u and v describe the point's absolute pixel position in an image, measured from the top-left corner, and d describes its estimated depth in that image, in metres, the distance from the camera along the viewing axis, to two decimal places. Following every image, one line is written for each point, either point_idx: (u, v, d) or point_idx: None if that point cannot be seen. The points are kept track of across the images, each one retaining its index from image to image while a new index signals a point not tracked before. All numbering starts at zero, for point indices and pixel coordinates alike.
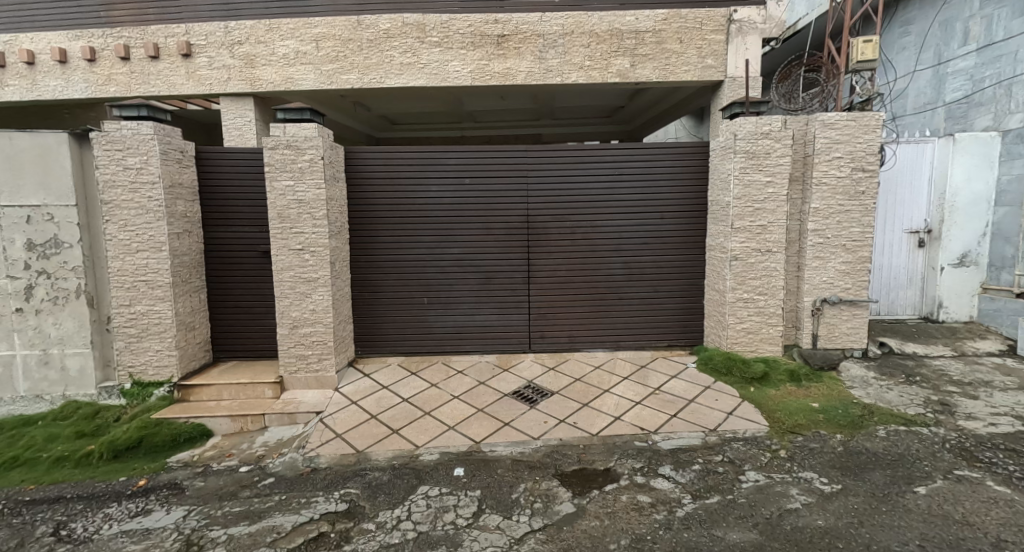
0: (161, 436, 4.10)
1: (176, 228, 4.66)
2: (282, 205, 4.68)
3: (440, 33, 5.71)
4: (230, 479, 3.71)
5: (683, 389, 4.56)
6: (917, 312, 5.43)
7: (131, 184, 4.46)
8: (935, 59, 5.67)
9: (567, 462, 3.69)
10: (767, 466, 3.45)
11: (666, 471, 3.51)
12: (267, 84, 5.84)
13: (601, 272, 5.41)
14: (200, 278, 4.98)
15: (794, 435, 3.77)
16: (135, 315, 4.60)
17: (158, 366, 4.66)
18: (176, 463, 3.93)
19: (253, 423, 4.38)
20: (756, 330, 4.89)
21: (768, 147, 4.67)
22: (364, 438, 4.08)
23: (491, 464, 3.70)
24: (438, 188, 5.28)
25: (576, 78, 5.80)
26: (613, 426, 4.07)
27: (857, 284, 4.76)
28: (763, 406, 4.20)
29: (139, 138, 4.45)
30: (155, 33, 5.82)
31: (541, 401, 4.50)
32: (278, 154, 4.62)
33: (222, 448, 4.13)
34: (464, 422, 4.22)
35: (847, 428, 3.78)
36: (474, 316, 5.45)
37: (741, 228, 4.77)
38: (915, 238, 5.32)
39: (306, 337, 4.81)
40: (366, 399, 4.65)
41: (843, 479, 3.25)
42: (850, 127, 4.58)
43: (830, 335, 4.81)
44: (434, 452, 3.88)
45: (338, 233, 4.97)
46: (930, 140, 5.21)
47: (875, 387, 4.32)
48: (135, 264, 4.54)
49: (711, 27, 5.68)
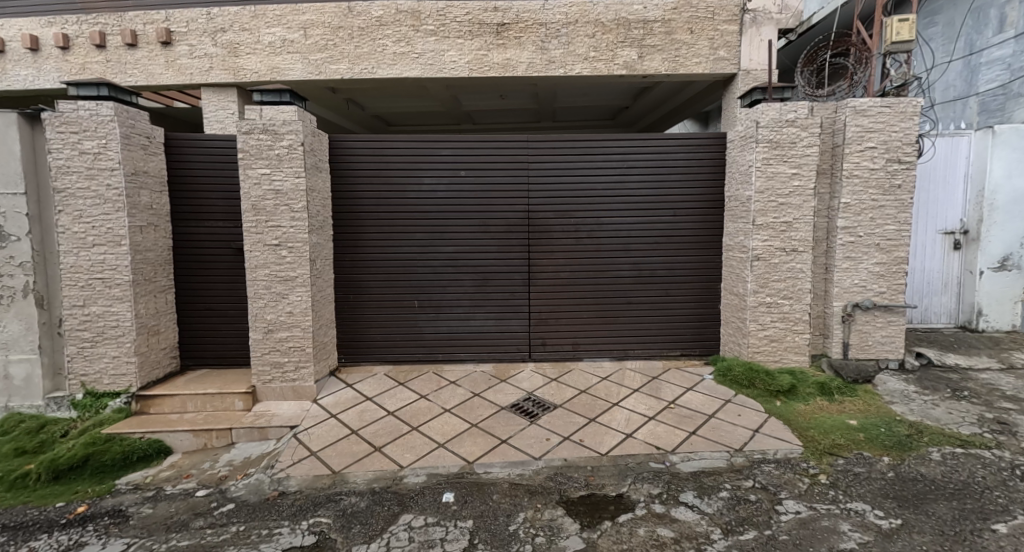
0: (111, 454, 3.61)
1: (139, 222, 4.20)
2: (258, 195, 4.23)
3: (435, 21, 5.31)
4: (183, 505, 3.22)
5: (700, 403, 4.09)
6: (953, 320, 5.00)
7: (87, 170, 4.02)
8: (966, 49, 5.23)
9: (573, 486, 3.21)
10: (807, 495, 2.96)
11: (689, 498, 3.02)
12: (251, 73, 5.39)
13: (609, 274, 4.95)
14: (168, 277, 4.52)
15: (833, 457, 3.29)
16: (90, 318, 4.12)
17: (114, 374, 4.16)
18: (125, 486, 3.44)
19: (218, 438, 3.89)
20: (780, 338, 4.43)
21: (794, 136, 4.26)
22: (342, 457, 3.59)
23: (486, 489, 3.21)
24: (431, 182, 4.84)
25: (580, 70, 5.38)
26: (625, 445, 3.58)
27: (892, 288, 4.30)
28: (794, 422, 3.71)
29: (98, 121, 4.01)
30: (133, 19, 5.41)
31: (543, 416, 4.01)
32: (254, 140, 4.19)
33: (180, 468, 3.63)
34: (456, 439, 3.74)
35: (894, 450, 3.30)
36: (468, 322, 4.98)
37: (763, 225, 4.34)
38: (950, 239, 4.90)
39: (282, 342, 4.34)
40: (347, 411, 4.16)
41: (902, 513, 2.77)
42: (885, 114, 4.16)
43: (863, 344, 4.34)
44: (421, 474, 3.39)
45: (321, 228, 4.53)
46: (966, 133, 4.83)
47: (919, 402, 3.85)
48: (90, 260, 4.07)
49: (724, 17, 5.28)
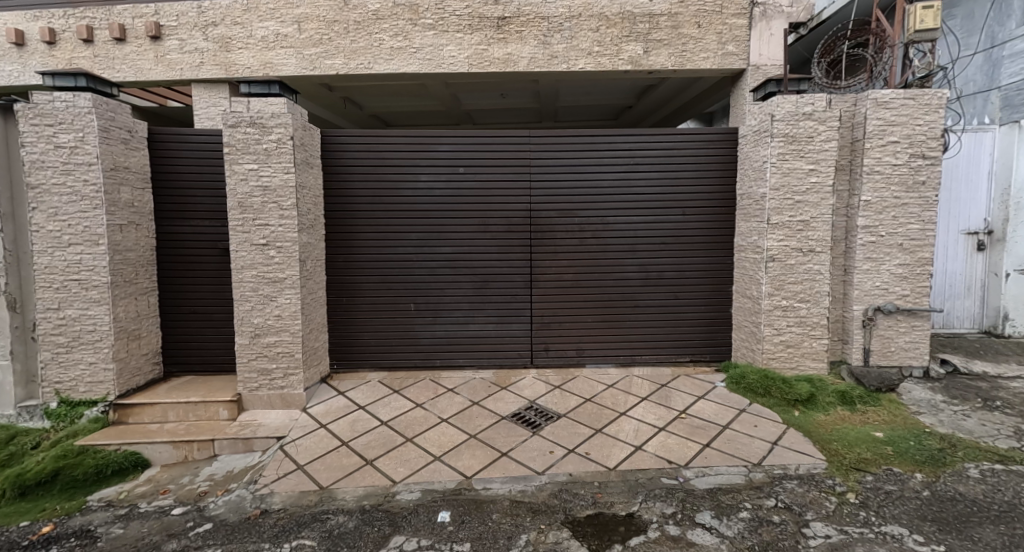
0: (83, 468, 3.36)
1: (119, 220, 3.98)
2: (244, 192, 4.01)
3: (435, 14, 5.10)
4: (157, 524, 2.98)
5: (713, 412, 3.84)
6: (977, 326, 4.78)
7: (63, 166, 3.79)
8: (986, 41, 4.73)
9: (580, 505, 2.96)
10: (836, 517, 2.72)
11: (707, 519, 2.78)
12: (244, 69, 5.17)
13: (614, 276, 4.72)
14: (151, 278, 4.28)
15: (861, 473, 3.04)
16: (65, 322, 3.89)
17: (91, 382, 3.93)
18: (97, 502, 3.20)
19: (200, 450, 3.64)
20: (796, 344, 4.19)
21: (811, 130, 4.03)
22: (331, 471, 3.34)
23: (485, 508, 2.96)
24: (429, 179, 4.62)
25: (583, 65, 5.16)
26: (634, 458, 3.34)
27: (916, 290, 4.06)
28: (814, 434, 3.47)
29: (75, 113, 3.79)
30: (121, 13, 5.18)
31: (545, 426, 3.77)
32: (240, 134, 3.97)
33: (158, 483, 3.39)
34: (453, 451, 3.49)
35: (927, 465, 3.06)
36: (468, 326, 4.74)
37: (779, 224, 4.11)
38: (973, 240, 4.71)
39: (270, 348, 4.10)
40: (338, 421, 3.92)
41: (944, 539, 2.54)
42: (908, 106, 3.94)
43: (885, 350, 4.09)
44: (415, 491, 3.14)
45: (312, 227, 4.30)
46: (990, 128, 4.69)
47: (948, 413, 3.61)
48: (66, 260, 3.84)
49: (733, 11, 5.05)
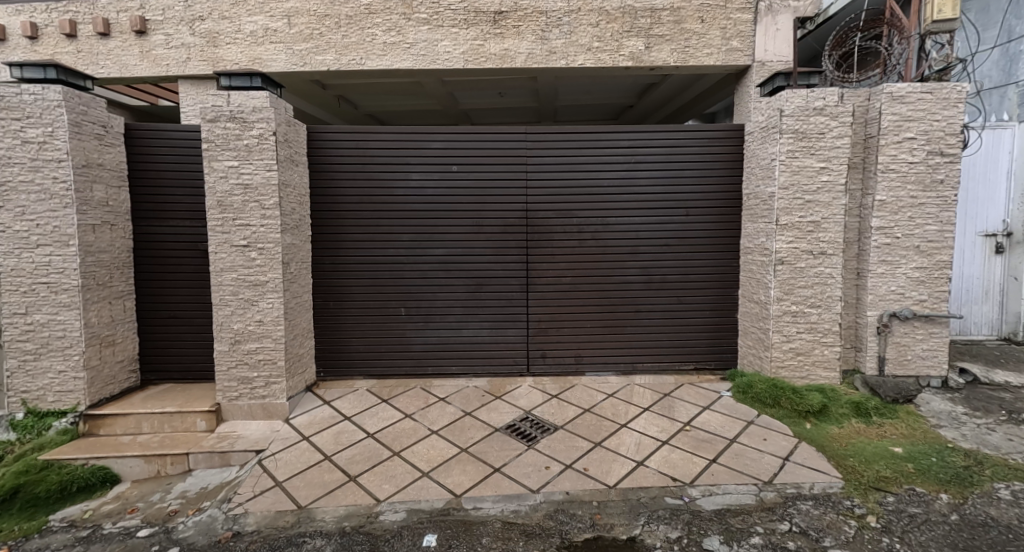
0: (46, 485, 3.15)
1: (91, 219, 3.77)
2: (223, 191, 3.80)
3: (429, 8, 4.89)
4: (120, 548, 2.76)
5: (719, 424, 3.62)
6: (996, 332, 4.57)
7: (31, 162, 3.59)
8: (1005, 35, 4.49)
9: (578, 527, 2.74)
10: (856, 544, 2.51)
11: (715, 546, 2.57)
12: (232, 65, 4.95)
13: (615, 279, 4.50)
14: (127, 281, 4.06)
15: (881, 493, 2.82)
16: (33, 327, 3.67)
17: (60, 391, 3.71)
18: (59, 522, 2.98)
19: (173, 465, 3.42)
20: (807, 351, 3.96)
21: (822, 126, 3.82)
22: (311, 488, 3.12)
23: (475, 531, 2.74)
24: (420, 178, 4.41)
25: (583, 61, 4.95)
26: (636, 474, 3.11)
27: (934, 296, 3.84)
28: (829, 450, 3.24)
29: (44, 106, 3.58)
30: (106, 7, 4.96)
31: (541, 439, 3.54)
32: (219, 129, 3.77)
33: (126, 500, 3.17)
34: (442, 466, 3.27)
35: (953, 485, 2.84)
36: (461, 331, 4.52)
37: (788, 225, 3.89)
38: (992, 242, 4.51)
39: (251, 355, 3.89)
40: (322, 433, 3.69)
41: None
42: (925, 101, 3.72)
43: (901, 359, 3.86)
44: (400, 510, 2.92)
45: (296, 228, 4.08)
46: (1010, 124, 4.49)
47: (971, 427, 3.39)
48: (34, 262, 3.63)
49: (738, 5, 4.84)
